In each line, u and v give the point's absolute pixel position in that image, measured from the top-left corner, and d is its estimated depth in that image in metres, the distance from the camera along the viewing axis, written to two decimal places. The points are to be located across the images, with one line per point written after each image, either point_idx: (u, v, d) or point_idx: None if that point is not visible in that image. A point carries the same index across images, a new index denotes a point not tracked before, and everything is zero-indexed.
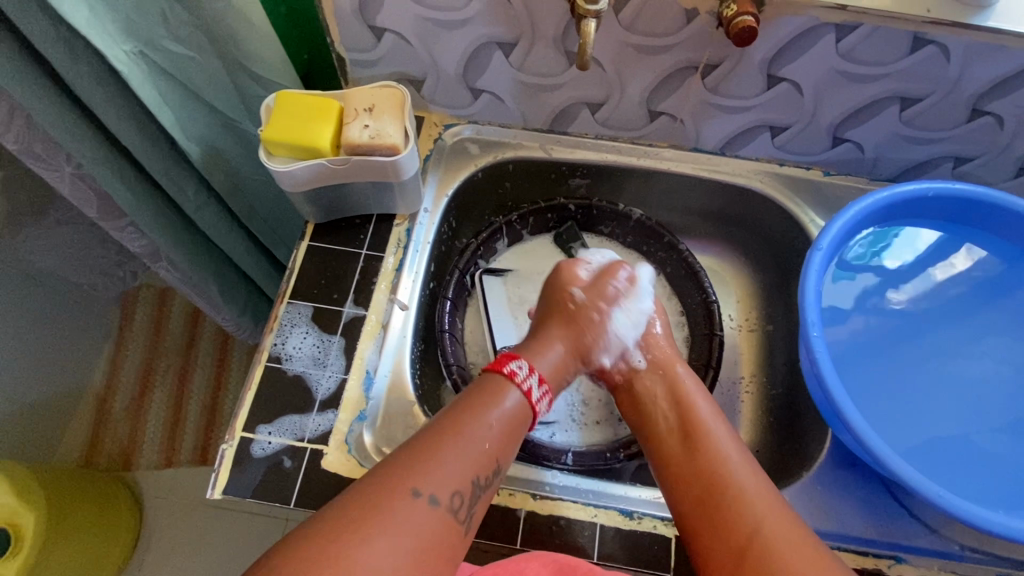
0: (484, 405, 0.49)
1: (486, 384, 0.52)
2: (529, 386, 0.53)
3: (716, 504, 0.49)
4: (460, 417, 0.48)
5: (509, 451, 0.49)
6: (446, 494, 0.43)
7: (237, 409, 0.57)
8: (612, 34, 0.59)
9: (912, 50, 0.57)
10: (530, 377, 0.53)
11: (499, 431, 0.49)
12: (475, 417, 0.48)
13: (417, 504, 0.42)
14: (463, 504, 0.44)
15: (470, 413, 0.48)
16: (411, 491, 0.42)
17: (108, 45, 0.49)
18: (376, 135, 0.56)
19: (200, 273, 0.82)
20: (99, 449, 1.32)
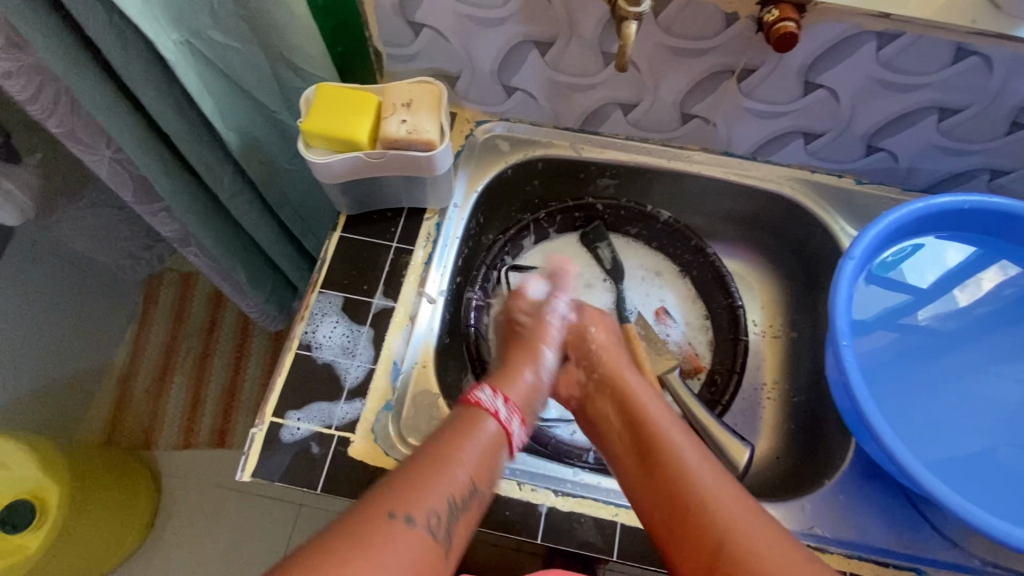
0: (459, 432, 0.51)
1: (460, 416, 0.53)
2: (495, 407, 0.54)
3: (678, 507, 0.48)
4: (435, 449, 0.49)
5: (490, 470, 0.50)
6: (421, 515, 0.44)
7: (267, 394, 0.58)
8: (651, 36, 0.59)
9: (954, 61, 0.56)
10: (493, 399, 0.54)
11: (476, 454, 0.50)
12: (451, 443, 0.50)
13: (394, 529, 0.43)
14: (441, 524, 0.45)
15: (443, 442, 0.50)
16: (386, 515, 0.43)
17: (158, 34, 0.50)
18: (413, 130, 0.57)
19: (230, 259, 0.84)
20: (121, 427, 1.35)
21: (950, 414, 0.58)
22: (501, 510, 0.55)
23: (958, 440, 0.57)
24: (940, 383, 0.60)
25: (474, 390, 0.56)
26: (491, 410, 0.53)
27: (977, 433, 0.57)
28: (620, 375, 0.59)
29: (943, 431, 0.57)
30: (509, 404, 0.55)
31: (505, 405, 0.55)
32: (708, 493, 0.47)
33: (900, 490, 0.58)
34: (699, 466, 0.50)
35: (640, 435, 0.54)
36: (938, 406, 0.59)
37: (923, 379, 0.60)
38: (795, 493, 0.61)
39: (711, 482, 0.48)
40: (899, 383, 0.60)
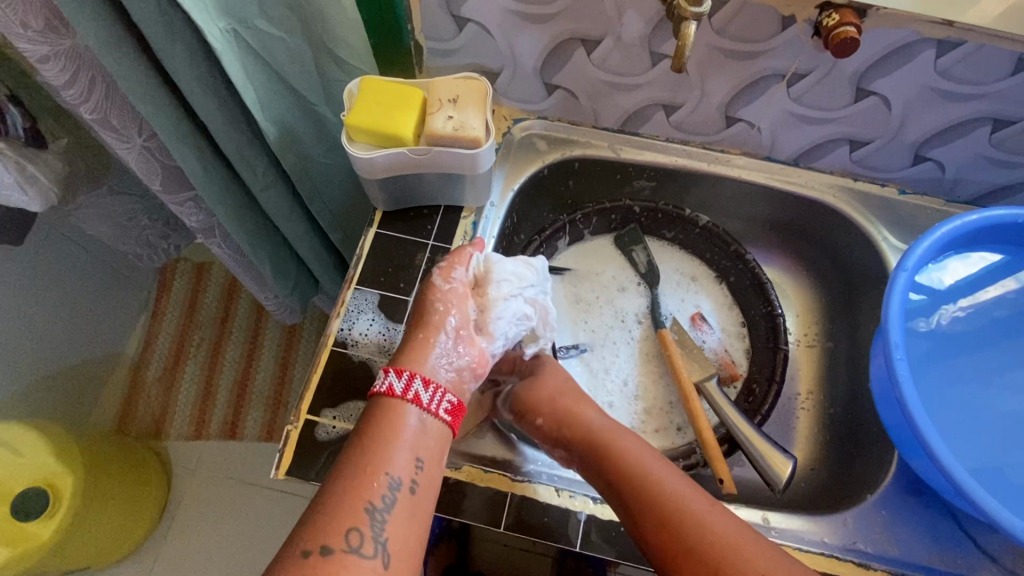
0: (369, 430, 0.47)
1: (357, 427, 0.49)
2: (391, 382, 0.49)
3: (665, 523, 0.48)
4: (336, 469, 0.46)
5: (409, 457, 0.47)
6: (340, 536, 0.42)
7: (302, 392, 0.57)
8: (703, 37, 0.58)
9: (1014, 71, 0.55)
10: (387, 376, 0.50)
11: (392, 450, 0.46)
12: (366, 442, 0.46)
13: (336, 559, 0.41)
14: (365, 535, 0.43)
15: (353, 449, 0.46)
16: (304, 553, 0.41)
17: (206, 21, 0.49)
18: (459, 126, 0.56)
19: (257, 252, 0.82)
20: (133, 416, 1.35)
21: (989, 426, 0.58)
22: (538, 516, 0.55)
23: (996, 452, 0.57)
24: (977, 392, 0.59)
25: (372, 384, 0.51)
26: (388, 386, 0.49)
27: (1016, 446, 0.57)
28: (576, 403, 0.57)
29: (981, 443, 0.57)
30: (405, 374, 0.50)
31: (400, 377, 0.50)
32: (687, 505, 0.49)
33: (943, 506, 0.57)
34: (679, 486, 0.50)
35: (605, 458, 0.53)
36: (974, 415, 0.58)
37: (962, 389, 0.59)
38: (835, 507, 0.60)
39: (676, 487, 0.50)
40: (939, 393, 0.59)
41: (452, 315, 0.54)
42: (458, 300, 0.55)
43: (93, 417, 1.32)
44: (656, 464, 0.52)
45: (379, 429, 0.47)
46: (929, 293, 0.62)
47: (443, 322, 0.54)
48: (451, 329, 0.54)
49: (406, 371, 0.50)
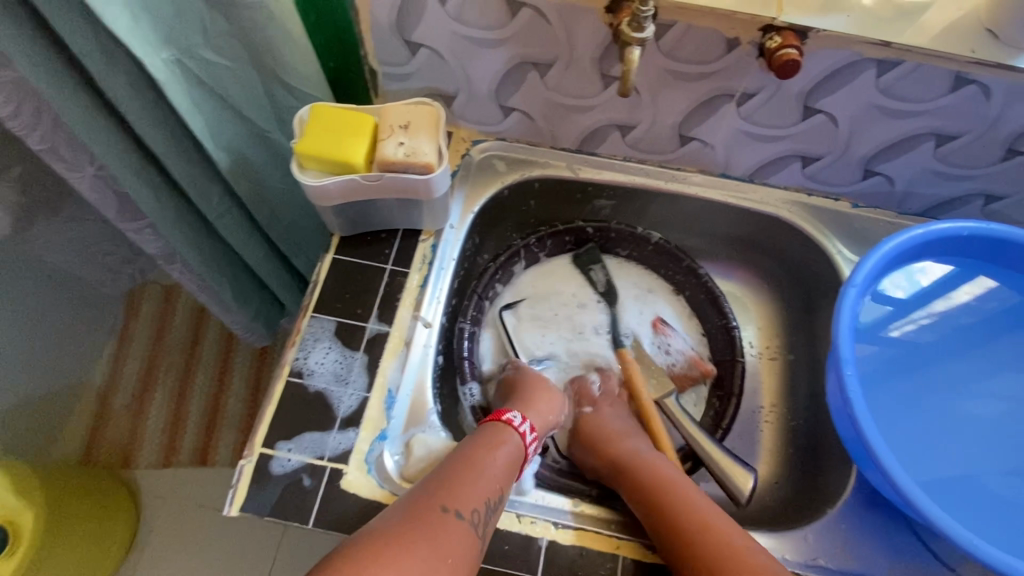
0: (486, 445, 0.53)
1: (484, 433, 0.54)
2: (524, 430, 0.56)
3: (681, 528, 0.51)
4: (469, 452, 0.52)
5: (511, 482, 0.52)
6: (468, 509, 0.47)
7: (256, 425, 0.56)
8: (652, 60, 0.59)
9: (953, 89, 0.56)
10: (524, 423, 0.56)
11: (502, 466, 0.52)
12: (484, 450, 0.52)
13: (446, 521, 0.45)
14: (482, 520, 0.47)
15: (467, 453, 0.51)
16: (441, 507, 0.46)
17: (146, 52, 0.48)
18: (411, 152, 0.55)
19: (215, 276, 0.81)
20: (98, 446, 1.31)
21: (947, 430, 0.58)
22: (499, 545, 0.54)
23: (954, 457, 0.57)
24: (935, 397, 0.60)
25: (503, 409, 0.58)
26: (520, 430, 0.56)
27: (973, 451, 0.57)
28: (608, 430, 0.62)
29: (940, 448, 0.57)
30: (534, 432, 0.57)
31: (531, 432, 0.56)
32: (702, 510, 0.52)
33: (902, 518, 0.58)
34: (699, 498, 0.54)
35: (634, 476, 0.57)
36: (933, 420, 0.59)
37: (921, 395, 0.60)
38: (796, 521, 0.60)
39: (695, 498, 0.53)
40: (899, 398, 0.60)
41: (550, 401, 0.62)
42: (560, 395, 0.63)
43: (57, 449, 1.27)
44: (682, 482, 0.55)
45: (504, 445, 0.53)
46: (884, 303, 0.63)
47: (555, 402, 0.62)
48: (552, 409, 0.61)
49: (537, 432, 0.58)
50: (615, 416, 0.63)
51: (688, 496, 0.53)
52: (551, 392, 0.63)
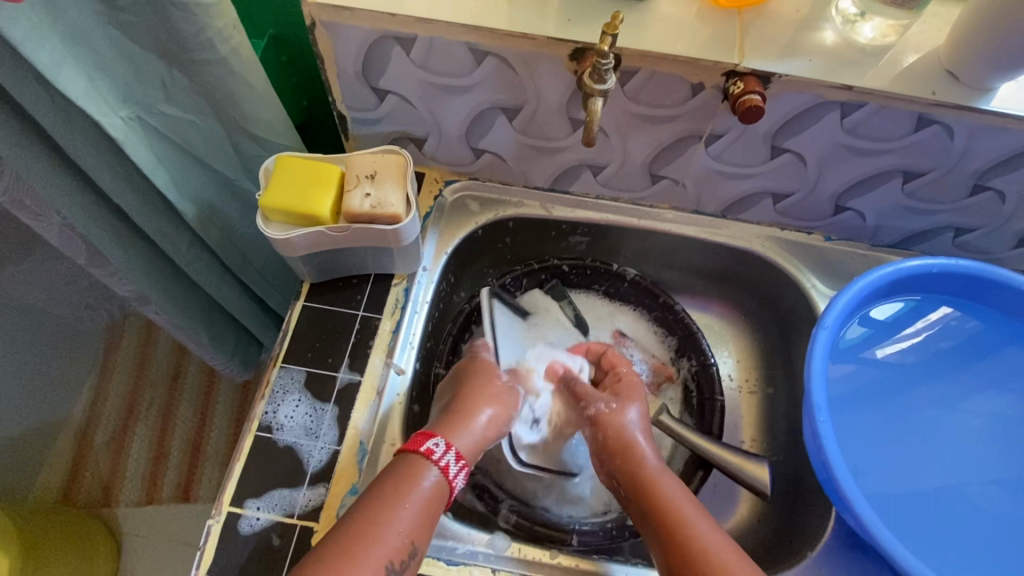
0: (397, 490, 0.49)
1: (403, 466, 0.50)
2: (447, 462, 0.51)
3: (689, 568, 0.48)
4: (375, 504, 0.48)
5: (427, 530, 0.49)
6: None
7: (225, 482, 0.55)
8: (617, 103, 0.59)
9: (916, 128, 0.56)
10: (446, 454, 0.51)
11: (415, 516, 0.48)
12: (394, 503, 0.48)
13: None
14: None
15: (379, 503, 0.48)
16: None
17: (104, 112, 0.48)
18: (377, 204, 0.55)
19: (190, 320, 0.80)
20: (78, 484, 1.26)
21: (931, 452, 0.58)
22: None
23: (939, 481, 0.57)
24: (917, 419, 0.60)
25: (425, 433, 0.53)
26: (441, 463, 0.51)
27: (958, 472, 0.57)
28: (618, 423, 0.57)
29: (924, 472, 0.58)
30: (459, 461, 0.52)
31: (456, 461, 0.52)
32: (708, 547, 0.48)
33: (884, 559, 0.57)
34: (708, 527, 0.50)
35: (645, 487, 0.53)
36: (917, 443, 0.59)
37: (903, 418, 0.60)
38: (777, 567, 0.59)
39: (703, 527, 0.50)
40: (880, 424, 0.60)
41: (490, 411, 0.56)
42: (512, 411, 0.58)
43: (35, 488, 1.24)
44: (691, 508, 0.51)
45: (422, 487, 0.49)
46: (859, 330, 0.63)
47: (495, 416, 0.57)
48: (488, 425, 0.56)
49: (463, 459, 0.53)
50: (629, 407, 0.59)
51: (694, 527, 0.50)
52: (497, 405, 0.57)
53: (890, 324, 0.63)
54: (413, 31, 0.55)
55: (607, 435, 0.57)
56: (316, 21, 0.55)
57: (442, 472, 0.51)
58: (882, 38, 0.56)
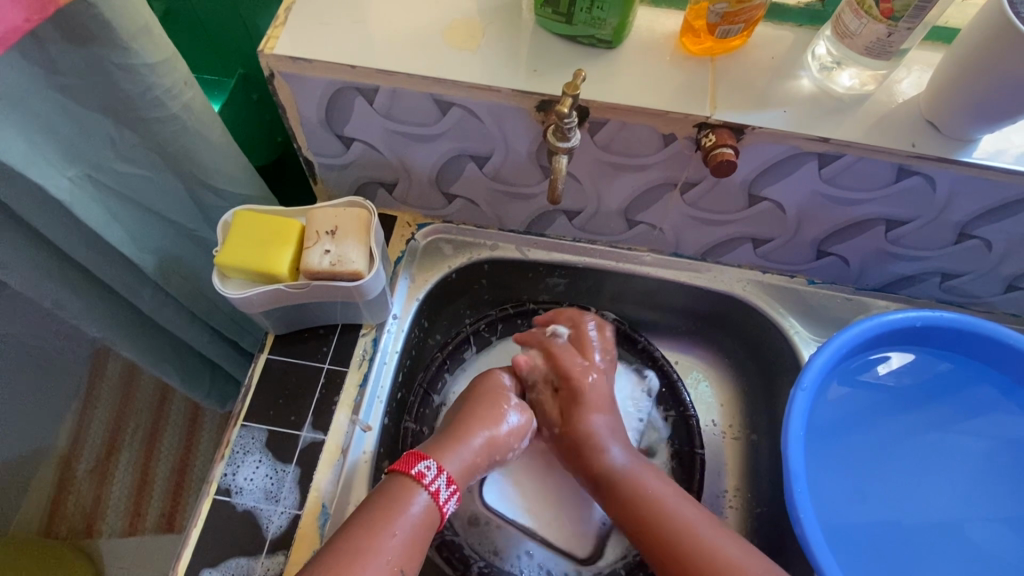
0: (386, 515, 0.49)
1: (391, 490, 0.51)
2: (438, 486, 0.52)
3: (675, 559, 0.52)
4: (361, 532, 0.48)
5: (417, 558, 0.50)
6: None
7: (180, 550, 0.53)
8: (588, 152, 0.57)
9: (897, 178, 0.54)
10: (438, 478, 0.53)
11: (405, 540, 0.49)
12: (382, 528, 0.49)
13: None
14: None
15: (367, 528, 0.48)
16: None
17: (48, 174, 0.46)
18: (338, 260, 0.53)
19: (161, 363, 0.77)
20: (60, 516, 1.15)
21: (912, 487, 0.58)
22: None
23: (923, 512, 0.57)
24: (898, 452, 0.60)
25: (417, 456, 0.54)
26: (432, 488, 0.52)
27: (940, 507, 0.58)
28: (585, 422, 0.60)
29: (906, 507, 0.58)
30: (450, 486, 0.53)
31: (447, 486, 0.53)
32: (687, 525, 0.53)
33: None
34: (685, 510, 0.55)
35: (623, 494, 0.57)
36: (898, 477, 0.59)
37: (886, 454, 0.60)
38: None
39: (680, 517, 0.54)
40: (861, 456, 0.60)
41: (517, 415, 0.60)
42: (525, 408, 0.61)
43: (15, 520, 1.12)
44: (670, 496, 0.56)
45: (412, 512, 0.50)
46: (845, 372, 0.62)
47: (508, 427, 0.59)
48: (507, 433, 0.59)
49: (455, 484, 0.54)
50: (595, 411, 0.61)
51: (671, 512, 0.54)
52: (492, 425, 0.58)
53: (875, 360, 0.63)
54: (375, 82, 0.53)
55: (572, 435, 0.60)
56: (274, 72, 0.53)
57: (432, 496, 0.52)
58: (860, 87, 0.54)
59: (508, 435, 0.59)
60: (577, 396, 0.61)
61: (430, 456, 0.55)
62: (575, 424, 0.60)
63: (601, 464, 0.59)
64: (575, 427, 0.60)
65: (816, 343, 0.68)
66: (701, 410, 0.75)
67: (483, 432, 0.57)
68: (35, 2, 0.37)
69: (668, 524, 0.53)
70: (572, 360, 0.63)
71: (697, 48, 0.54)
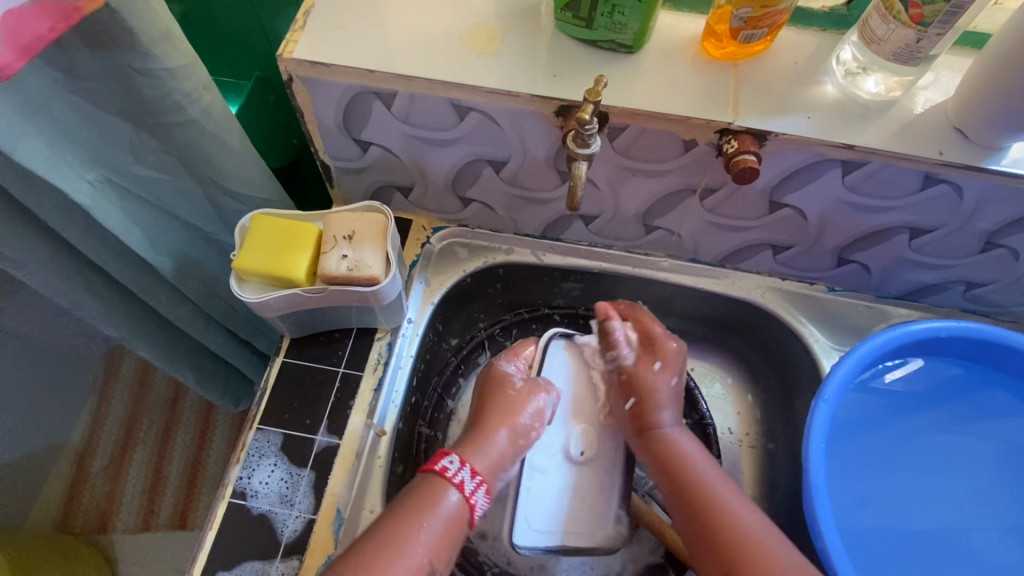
0: (413, 510, 0.50)
1: (417, 488, 0.52)
2: (462, 478, 0.53)
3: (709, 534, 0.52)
4: (387, 527, 0.49)
5: (448, 548, 0.50)
6: None
7: (195, 553, 0.53)
8: (607, 157, 0.56)
9: (923, 186, 0.53)
10: (461, 471, 0.53)
11: (432, 534, 0.49)
12: (408, 524, 0.49)
13: None
14: None
15: (395, 523, 0.49)
16: None
17: (69, 178, 0.46)
18: (354, 266, 0.53)
19: (177, 363, 0.77)
20: (77, 506, 1.14)
21: (930, 492, 0.57)
22: None
23: (944, 522, 0.56)
24: (915, 457, 0.59)
25: (440, 454, 0.55)
26: (456, 480, 0.52)
27: (960, 513, 0.57)
28: (653, 379, 0.60)
29: (925, 513, 0.57)
30: (476, 478, 0.54)
31: (472, 477, 0.53)
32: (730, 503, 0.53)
33: None
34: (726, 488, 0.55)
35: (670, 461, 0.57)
36: (917, 482, 0.58)
37: (907, 463, 0.59)
38: None
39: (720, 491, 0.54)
40: (879, 462, 0.58)
41: (541, 401, 0.60)
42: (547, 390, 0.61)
43: (33, 513, 1.12)
44: (710, 470, 0.56)
45: (439, 507, 0.50)
46: (867, 381, 0.61)
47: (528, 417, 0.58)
48: (527, 420, 0.58)
49: (480, 475, 0.54)
50: (667, 373, 0.61)
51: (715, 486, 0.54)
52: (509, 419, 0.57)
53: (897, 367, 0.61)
54: (393, 87, 0.53)
55: (636, 388, 0.61)
56: (293, 77, 0.53)
57: (458, 490, 0.52)
58: (887, 93, 0.53)
59: (531, 418, 0.58)
60: (655, 359, 0.62)
61: (452, 452, 0.55)
62: (642, 382, 0.61)
63: (652, 423, 0.59)
64: (648, 380, 0.60)
65: (837, 353, 0.66)
66: (718, 417, 0.74)
67: (505, 425, 0.57)
68: (61, 10, 0.36)
69: (697, 486, 0.55)
70: (657, 327, 0.63)
71: (719, 53, 0.54)
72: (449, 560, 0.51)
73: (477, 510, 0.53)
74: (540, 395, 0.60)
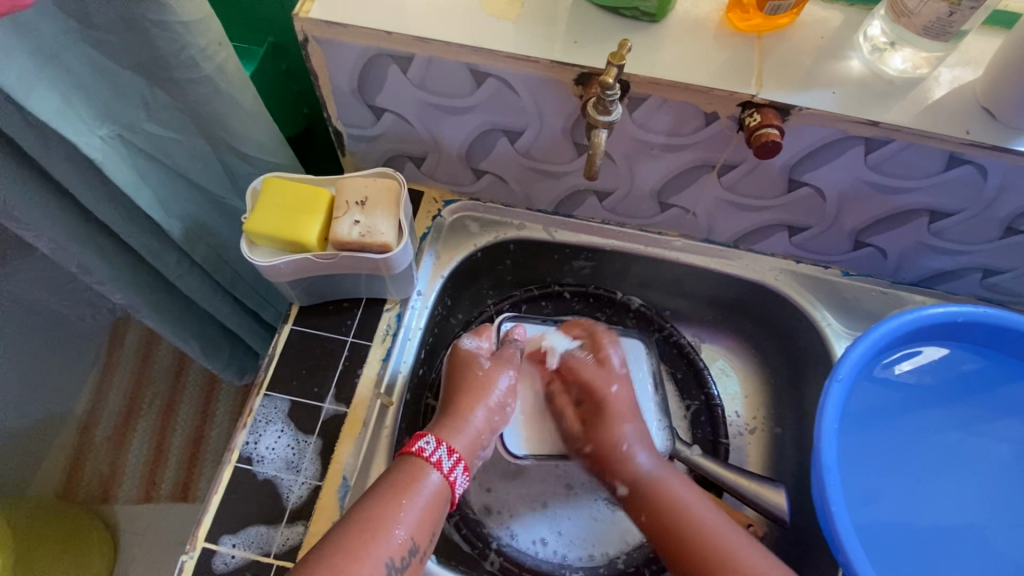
0: (392, 487, 0.50)
1: (393, 466, 0.52)
2: (439, 457, 0.53)
3: None
4: (363, 504, 0.49)
5: (430, 526, 0.50)
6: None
7: (200, 516, 0.53)
8: (626, 130, 0.56)
9: (947, 167, 0.52)
10: (437, 449, 0.53)
11: (417, 510, 0.50)
12: (387, 502, 0.49)
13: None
14: None
15: (374, 499, 0.49)
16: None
17: (80, 132, 0.46)
18: (367, 232, 0.52)
19: (184, 333, 0.76)
20: (79, 480, 1.13)
21: (944, 486, 0.57)
22: None
23: (949, 515, 0.56)
24: (928, 451, 0.58)
25: (418, 435, 0.55)
26: (434, 459, 0.53)
27: (972, 510, 0.56)
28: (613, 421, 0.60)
29: (930, 502, 0.56)
30: (453, 455, 0.54)
31: (450, 455, 0.54)
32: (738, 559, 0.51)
33: None
34: (734, 541, 0.53)
35: (663, 521, 0.55)
36: (931, 476, 0.57)
37: (913, 453, 0.58)
38: None
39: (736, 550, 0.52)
40: (892, 456, 0.58)
41: (508, 376, 0.61)
42: (514, 366, 0.62)
43: (36, 481, 1.11)
44: (703, 512, 0.55)
45: (417, 483, 0.51)
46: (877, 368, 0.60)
47: (502, 389, 0.60)
48: (499, 397, 0.60)
49: (458, 453, 0.55)
50: (626, 412, 0.61)
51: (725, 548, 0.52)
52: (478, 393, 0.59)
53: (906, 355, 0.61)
54: (411, 50, 0.52)
55: (601, 447, 0.59)
56: (309, 37, 0.52)
57: (435, 467, 0.53)
58: (914, 70, 0.52)
59: (504, 394, 0.60)
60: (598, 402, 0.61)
61: (428, 433, 0.56)
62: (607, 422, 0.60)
63: (629, 475, 0.58)
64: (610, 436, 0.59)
65: (848, 337, 0.66)
66: (727, 399, 0.74)
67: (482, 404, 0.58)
68: None
69: (698, 549, 0.52)
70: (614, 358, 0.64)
71: (744, 25, 0.53)
72: (434, 534, 0.51)
73: (459, 487, 0.54)
74: (504, 371, 0.61)
